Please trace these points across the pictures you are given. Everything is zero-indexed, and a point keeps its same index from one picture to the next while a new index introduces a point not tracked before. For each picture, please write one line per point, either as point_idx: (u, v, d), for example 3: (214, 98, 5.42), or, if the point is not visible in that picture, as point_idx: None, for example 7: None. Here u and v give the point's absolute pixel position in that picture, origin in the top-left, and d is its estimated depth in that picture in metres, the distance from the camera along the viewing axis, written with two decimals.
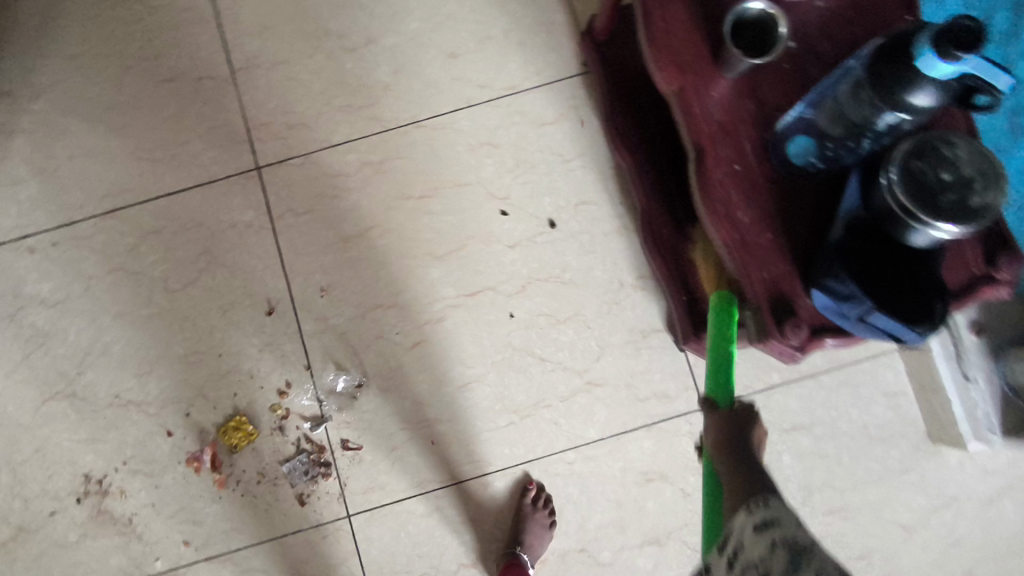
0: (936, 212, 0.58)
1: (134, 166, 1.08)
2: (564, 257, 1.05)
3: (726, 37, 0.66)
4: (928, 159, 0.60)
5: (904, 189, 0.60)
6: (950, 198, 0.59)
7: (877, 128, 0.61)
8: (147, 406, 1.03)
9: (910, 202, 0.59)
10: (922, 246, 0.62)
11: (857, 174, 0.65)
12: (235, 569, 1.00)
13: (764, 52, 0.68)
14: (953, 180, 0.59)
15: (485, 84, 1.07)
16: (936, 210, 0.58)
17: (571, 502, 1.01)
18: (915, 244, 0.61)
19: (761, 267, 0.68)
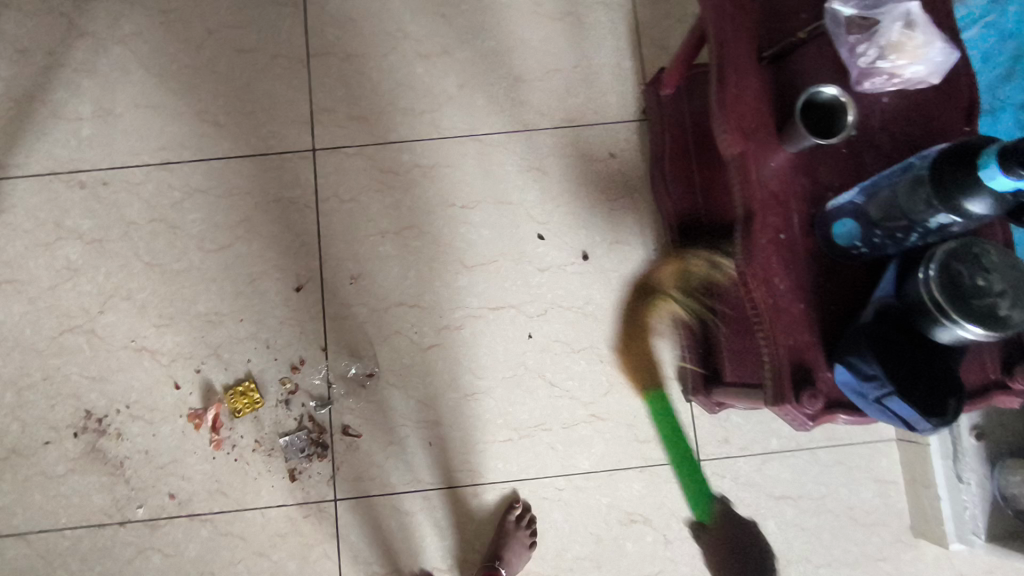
0: (967, 315, 0.61)
1: (196, 125, 1.10)
2: (590, 290, 1.07)
3: (795, 114, 0.70)
4: (966, 264, 0.63)
5: (941, 288, 0.62)
6: (982, 303, 0.61)
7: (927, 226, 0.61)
8: (160, 356, 1.04)
9: (945, 302, 0.61)
10: (948, 343, 0.64)
11: (896, 265, 0.68)
12: (214, 531, 1.01)
13: (829, 134, 0.71)
14: (987, 287, 0.62)
15: (545, 112, 1.11)
16: (967, 312, 0.61)
17: (554, 529, 1.02)
18: (941, 341, 0.64)
19: (789, 334, 0.70)
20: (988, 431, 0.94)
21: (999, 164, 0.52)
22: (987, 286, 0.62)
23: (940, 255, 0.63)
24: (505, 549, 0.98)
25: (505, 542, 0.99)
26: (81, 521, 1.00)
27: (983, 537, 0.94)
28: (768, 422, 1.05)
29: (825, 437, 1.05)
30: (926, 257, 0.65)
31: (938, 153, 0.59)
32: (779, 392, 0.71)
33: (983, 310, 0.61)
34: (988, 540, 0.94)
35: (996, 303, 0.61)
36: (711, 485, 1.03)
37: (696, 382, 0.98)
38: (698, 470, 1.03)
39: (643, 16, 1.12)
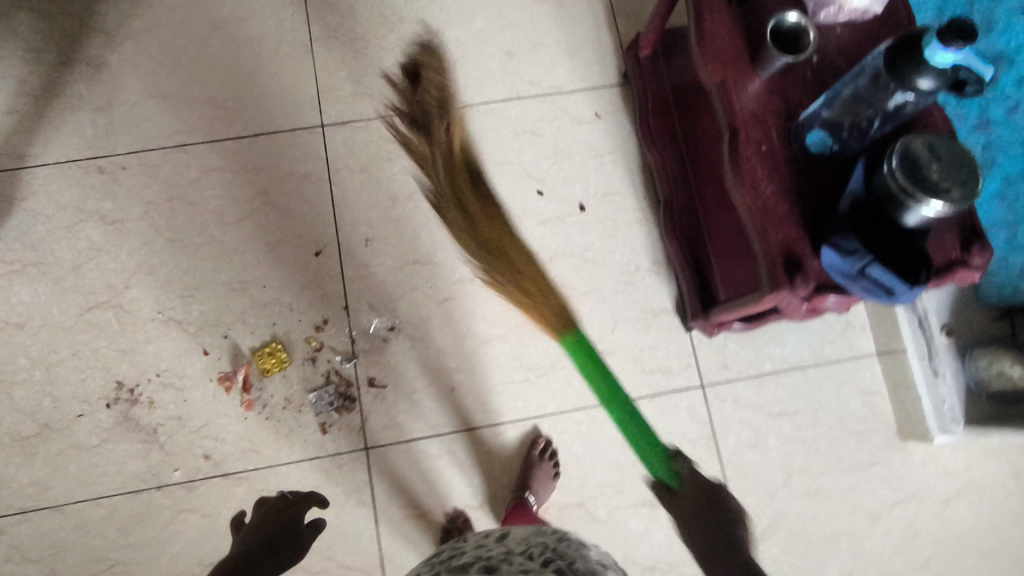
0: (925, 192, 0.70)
1: (209, 109, 1.17)
2: (589, 238, 1.16)
3: (767, 39, 0.80)
4: (924, 149, 0.72)
5: (903, 172, 0.71)
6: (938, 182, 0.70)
7: (887, 110, 0.73)
8: (187, 325, 1.08)
9: (908, 183, 0.70)
10: (912, 224, 0.74)
11: (861, 164, 0.78)
12: (249, 488, 1.04)
13: (797, 51, 0.83)
14: (942, 168, 0.71)
15: (534, 82, 1.21)
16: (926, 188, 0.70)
17: (574, 459, 1.08)
18: (907, 221, 0.73)
19: (778, 230, 0.80)
20: (956, 329, 1.06)
21: (939, 41, 0.63)
22: (942, 167, 0.71)
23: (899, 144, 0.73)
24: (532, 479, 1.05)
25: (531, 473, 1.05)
26: (117, 489, 1.02)
27: (962, 425, 1.03)
28: (760, 346, 1.14)
29: (813, 356, 1.14)
30: (889, 149, 0.75)
31: (890, 48, 0.69)
32: (775, 280, 0.80)
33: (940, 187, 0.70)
34: (967, 426, 1.03)
35: (952, 181, 0.70)
36: (714, 407, 1.12)
37: (694, 308, 1.07)
38: (702, 395, 1.12)
39: None
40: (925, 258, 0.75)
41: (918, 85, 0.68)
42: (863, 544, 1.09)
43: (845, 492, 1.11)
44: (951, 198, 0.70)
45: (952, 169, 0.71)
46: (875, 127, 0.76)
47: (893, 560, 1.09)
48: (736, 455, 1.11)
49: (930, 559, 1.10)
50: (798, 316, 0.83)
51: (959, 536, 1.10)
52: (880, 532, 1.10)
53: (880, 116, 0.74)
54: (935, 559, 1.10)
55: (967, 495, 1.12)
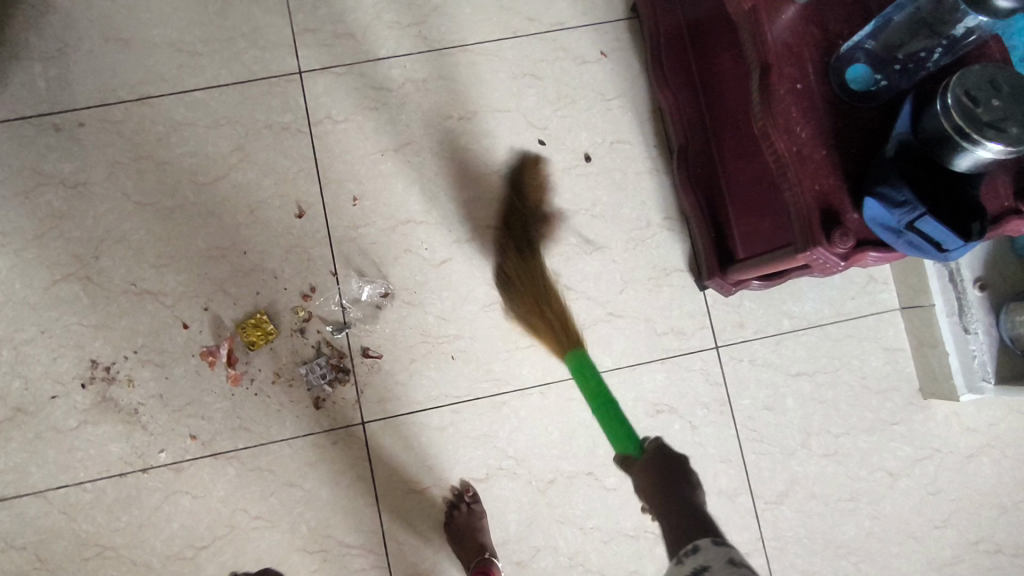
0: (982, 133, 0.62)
1: (172, 56, 1.05)
2: (596, 191, 1.07)
3: None
4: (983, 84, 0.63)
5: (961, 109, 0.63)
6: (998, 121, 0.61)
7: (955, 33, 0.65)
8: (164, 297, 1.00)
9: (965, 121, 0.62)
10: (965, 168, 0.66)
11: (911, 101, 0.69)
12: (241, 468, 0.98)
13: None
14: (1005, 105, 0.62)
15: (534, 17, 1.09)
16: (985, 128, 0.62)
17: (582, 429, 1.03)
18: (960, 165, 0.65)
19: (815, 180, 0.71)
20: (989, 283, 0.99)
21: None
22: (1004, 103, 0.62)
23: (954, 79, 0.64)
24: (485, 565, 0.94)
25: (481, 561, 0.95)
26: (100, 473, 0.96)
27: (993, 383, 0.97)
28: (779, 303, 1.07)
29: (833, 313, 1.07)
30: (941, 87, 0.66)
31: None
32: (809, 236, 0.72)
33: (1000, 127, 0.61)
34: (999, 384, 0.98)
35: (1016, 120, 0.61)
36: (730, 369, 1.05)
37: (711, 266, 1.00)
38: (716, 356, 1.05)
39: None
40: (977, 207, 0.67)
41: (997, 5, 0.59)
42: (882, 505, 1.05)
43: (865, 453, 1.06)
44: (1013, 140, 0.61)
45: None
46: (938, 54, 0.67)
47: (913, 520, 1.05)
48: (753, 418, 1.05)
49: (951, 518, 1.06)
50: (832, 276, 0.75)
51: (981, 494, 1.06)
52: (900, 493, 1.05)
53: (945, 40, 0.65)
54: (956, 518, 1.06)
55: (990, 452, 1.07)
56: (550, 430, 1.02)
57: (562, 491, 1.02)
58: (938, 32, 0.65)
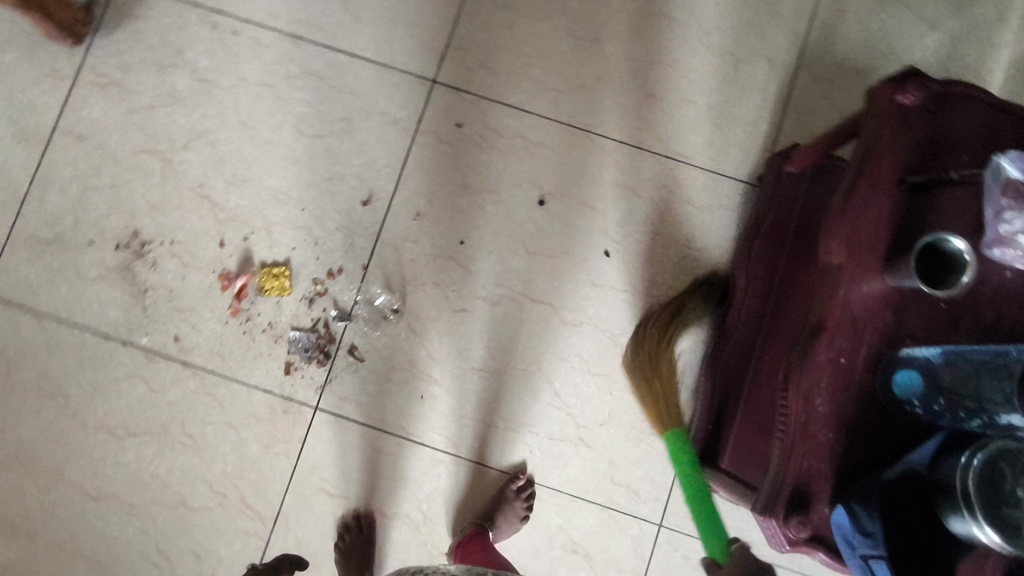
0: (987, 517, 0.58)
1: (337, 12, 1.10)
2: (630, 323, 1.05)
3: (913, 253, 0.65)
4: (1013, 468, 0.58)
5: (977, 480, 0.59)
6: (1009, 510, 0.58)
7: (998, 419, 0.61)
8: (219, 211, 1.07)
9: (976, 495, 0.58)
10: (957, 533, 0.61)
11: (940, 439, 0.65)
12: (198, 387, 1.04)
13: (937, 284, 0.66)
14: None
15: (665, 138, 1.08)
16: (992, 513, 0.58)
17: (498, 527, 1.00)
18: (951, 526, 0.61)
19: (805, 457, 0.67)
20: None
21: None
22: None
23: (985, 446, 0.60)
24: (501, 510, 1.00)
25: (501, 505, 1.00)
26: (91, 326, 1.05)
27: None
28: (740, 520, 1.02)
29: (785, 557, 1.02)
30: (970, 443, 0.62)
31: None
32: (770, 504, 0.69)
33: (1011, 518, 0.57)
34: None
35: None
36: (660, 552, 1.02)
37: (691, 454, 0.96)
38: (654, 533, 1.02)
39: (803, 87, 1.06)
40: None
41: None
42: None
43: None
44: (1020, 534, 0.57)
45: None
46: (974, 423, 0.63)
47: None
48: None
49: None
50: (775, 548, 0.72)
51: None
52: None
53: (985, 416, 0.62)
54: None
55: None
56: (468, 510, 1.03)
57: None
58: (983, 407, 0.63)
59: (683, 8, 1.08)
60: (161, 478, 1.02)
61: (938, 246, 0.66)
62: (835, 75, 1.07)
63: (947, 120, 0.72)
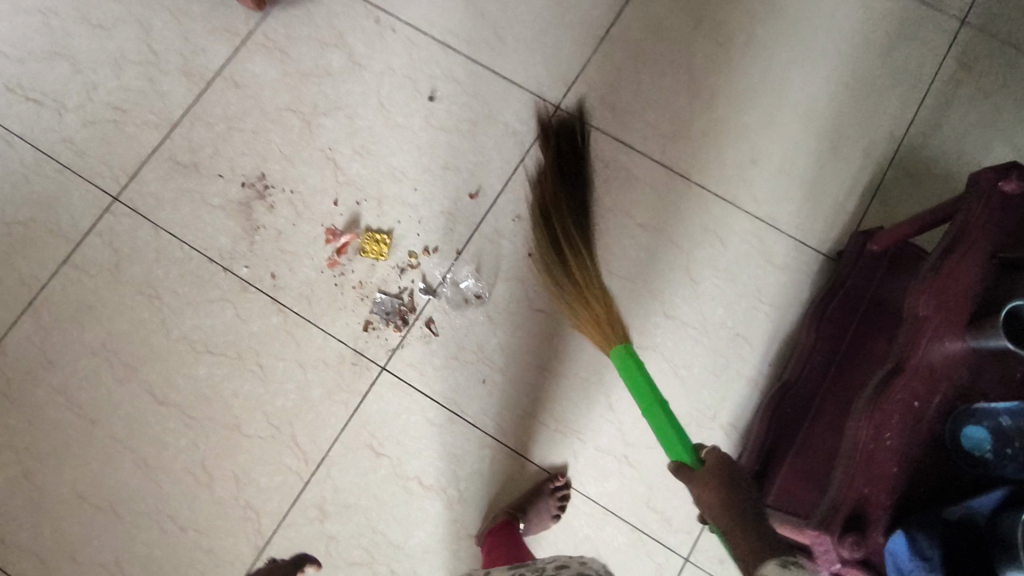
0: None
1: (485, 32, 1.24)
2: (693, 359, 1.10)
3: (997, 317, 0.71)
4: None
5: None
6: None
7: None
8: (340, 174, 1.17)
9: None
10: None
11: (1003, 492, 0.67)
12: (280, 324, 1.10)
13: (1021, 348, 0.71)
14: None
15: (756, 199, 1.16)
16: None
17: (532, 528, 1.03)
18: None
19: (866, 482, 0.70)
20: None
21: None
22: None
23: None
24: (537, 504, 1.02)
25: (538, 499, 1.03)
26: (200, 247, 1.13)
27: None
28: None
29: None
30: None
31: None
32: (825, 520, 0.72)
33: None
34: None
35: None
36: None
37: None
38: (678, 567, 1.03)
39: (891, 183, 1.15)
40: None
41: None
42: None
43: None
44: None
45: None
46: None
47: None
48: None
49: None
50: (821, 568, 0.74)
51: None
52: None
53: None
54: None
55: None
56: (503, 500, 1.05)
57: (471, 551, 1.04)
58: None
59: (790, 92, 1.20)
60: (225, 400, 1.07)
61: (1022, 317, 0.71)
62: (923, 177, 1.15)
63: None
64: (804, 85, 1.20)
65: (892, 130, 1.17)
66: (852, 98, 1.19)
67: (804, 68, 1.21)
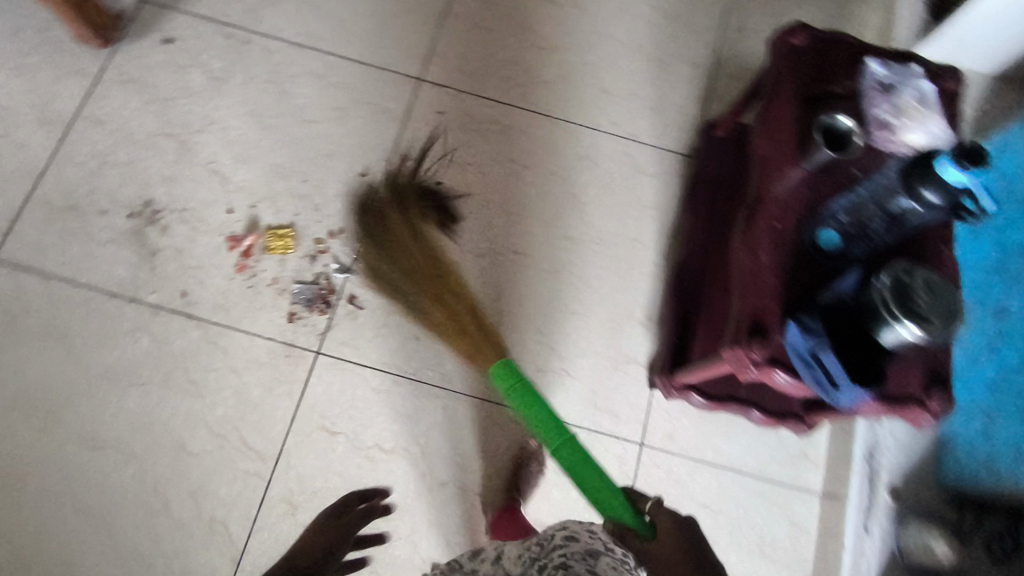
0: (902, 317, 0.71)
1: (337, 28, 1.31)
2: (600, 269, 1.20)
3: (816, 136, 0.85)
4: (911, 276, 0.73)
5: (890, 291, 0.72)
6: (916, 309, 0.71)
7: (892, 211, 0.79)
8: (227, 183, 1.19)
9: (892, 301, 0.71)
10: (887, 344, 0.74)
11: (858, 271, 0.79)
12: (202, 338, 1.10)
13: (842, 151, 0.85)
14: (929, 299, 0.72)
15: (615, 122, 1.30)
16: (907, 313, 0.71)
17: (526, 496, 1.07)
18: (883, 338, 0.73)
19: (757, 296, 0.82)
20: (905, 496, 0.99)
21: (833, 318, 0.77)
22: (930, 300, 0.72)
23: (896, 268, 0.74)
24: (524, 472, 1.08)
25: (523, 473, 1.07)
26: (99, 285, 1.10)
27: None
28: (713, 435, 1.13)
29: (756, 468, 1.12)
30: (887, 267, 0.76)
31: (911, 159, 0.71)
32: (736, 339, 0.83)
33: (918, 314, 0.71)
34: None
35: (933, 315, 0.72)
36: (643, 469, 1.11)
37: (661, 364, 1.10)
38: (637, 452, 1.11)
39: (721, 84, 1.33)
40: (881, 374, 0.76)
41: (924, 198, 0.69)
42: None
43: None
44: (927, 326, 0.71)
45: (939, 311, 0.72)
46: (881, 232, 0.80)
47: None
48: None
49: None
50: (741, 376, 0.84)
51: None
52: None
53: (887, 218, 0.79)
54: None
55: None
56: (463, 440, 1.10)
57: (447, 497, 1.07)
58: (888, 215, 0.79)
59: (619, 28, 1.36)
60: (164, 424, 1.05)
61: (834, 128, 0.86)
62: (744, 74, 1.34)
63: (829, 55, 0.93)
64: (628, 20, 1.37)
65: (709, 41, 1.36)
66: (670, 22, 1.37)
67: (625, 5, 1.38)
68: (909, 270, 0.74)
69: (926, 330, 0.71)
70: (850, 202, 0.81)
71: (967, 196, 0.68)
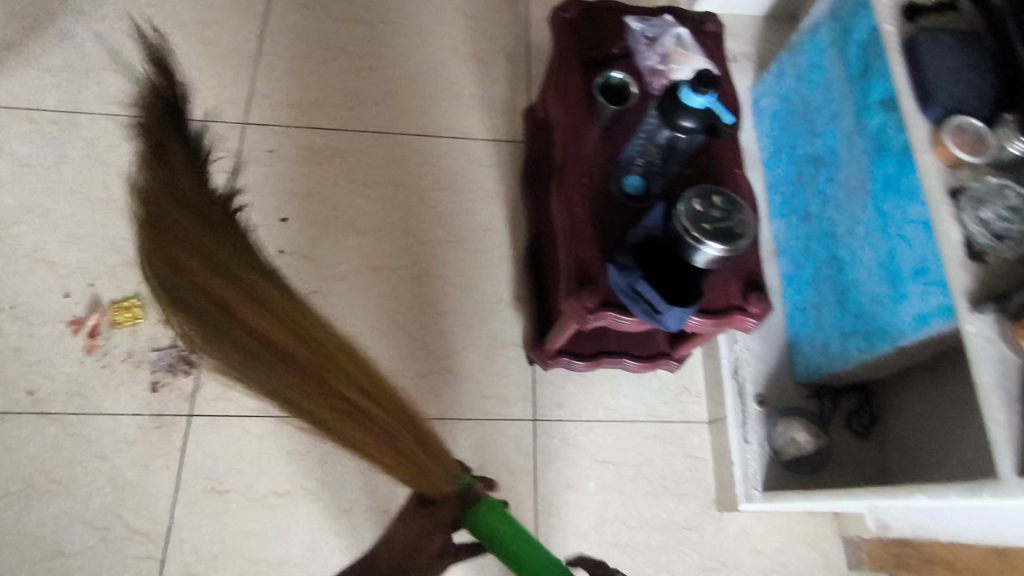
0: (702, 237, 0.76)
1: (148, 90, 1.29)
2: (460, 265, 1.24)
3: (596, 93, 0.92)
4: (704, 201, 0.80)
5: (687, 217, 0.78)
6: (715, 227, 0.78)
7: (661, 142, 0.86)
8: (59, 268, 1.14)
9: (691, 225, 0.77)
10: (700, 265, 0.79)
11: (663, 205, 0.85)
12: (61, 431, 1.04)
13: (623, 102, 0.93)
14: (724, 217, 0.79)
15: (447, 123, 1.34)
16: (707, 232, 0.77)
17: None
18: (694, 261, 0.79)
19: (579, 249, 0.88)
20: (769, 400, 1.09)
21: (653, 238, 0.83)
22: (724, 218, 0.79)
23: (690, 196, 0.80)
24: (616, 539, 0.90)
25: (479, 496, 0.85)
26: None
27: (761, 490, 1.02)
28: (599, 393, 1.18)
29: (646, 413, 1.18)
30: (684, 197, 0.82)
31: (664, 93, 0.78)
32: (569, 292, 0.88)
33: (716, 232, 0.77)
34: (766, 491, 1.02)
35: (731, 230, 0.78)
36: (541, 442, 1.14)
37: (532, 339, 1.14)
38: (531, 428, 1.15)
39: (538, 69, 1.40)
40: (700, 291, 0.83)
41: (681, 124, 0.75)
42: None
43: (653, 551, 1.11)
44: (728, 240, 0.77)
45: (731, 221, 0.79)
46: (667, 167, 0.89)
47: None
48: (553, 491, 1.12)
49: None
50: (582, 327, 0.89)
51: None
52: None
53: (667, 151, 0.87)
54: None
55: None
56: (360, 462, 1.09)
57: (355, 523, 1.06)
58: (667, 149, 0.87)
59: (432, 35, 1.40)
60: (36, 531, 0.99)
61: (609, 83, 0.93)
62: None
63: (599, 19, 1.02)
64: (439, 26, 1.41)
65: (519, 32, 1.43)
66: (479, 21, 1.43)
67: (433, 13, 1.42)
68: (697, 193, 0.81)
69: (729, 244, 0.77)
70: (641, 143, 0.88)
71: (717, 115, 0.75)
